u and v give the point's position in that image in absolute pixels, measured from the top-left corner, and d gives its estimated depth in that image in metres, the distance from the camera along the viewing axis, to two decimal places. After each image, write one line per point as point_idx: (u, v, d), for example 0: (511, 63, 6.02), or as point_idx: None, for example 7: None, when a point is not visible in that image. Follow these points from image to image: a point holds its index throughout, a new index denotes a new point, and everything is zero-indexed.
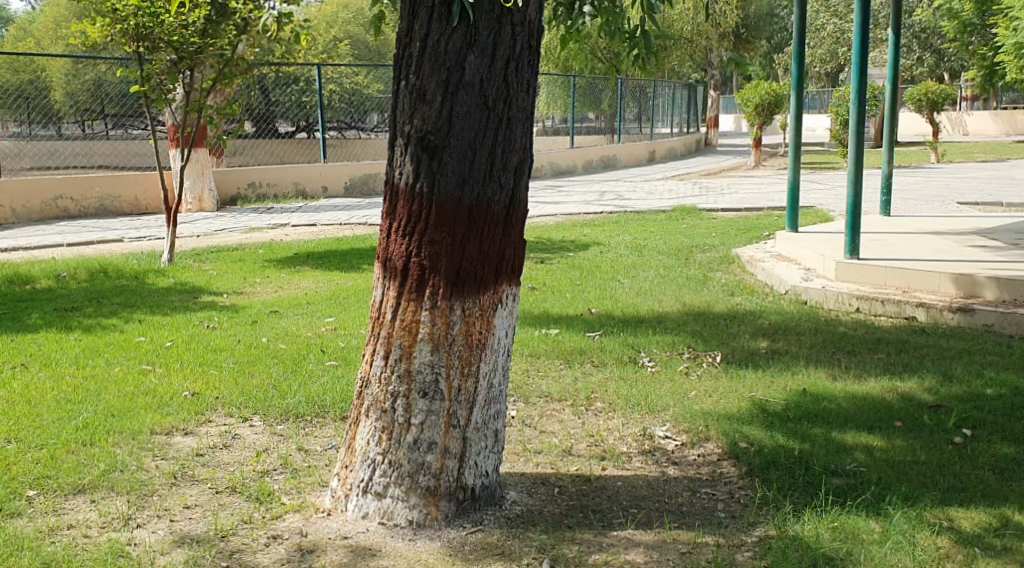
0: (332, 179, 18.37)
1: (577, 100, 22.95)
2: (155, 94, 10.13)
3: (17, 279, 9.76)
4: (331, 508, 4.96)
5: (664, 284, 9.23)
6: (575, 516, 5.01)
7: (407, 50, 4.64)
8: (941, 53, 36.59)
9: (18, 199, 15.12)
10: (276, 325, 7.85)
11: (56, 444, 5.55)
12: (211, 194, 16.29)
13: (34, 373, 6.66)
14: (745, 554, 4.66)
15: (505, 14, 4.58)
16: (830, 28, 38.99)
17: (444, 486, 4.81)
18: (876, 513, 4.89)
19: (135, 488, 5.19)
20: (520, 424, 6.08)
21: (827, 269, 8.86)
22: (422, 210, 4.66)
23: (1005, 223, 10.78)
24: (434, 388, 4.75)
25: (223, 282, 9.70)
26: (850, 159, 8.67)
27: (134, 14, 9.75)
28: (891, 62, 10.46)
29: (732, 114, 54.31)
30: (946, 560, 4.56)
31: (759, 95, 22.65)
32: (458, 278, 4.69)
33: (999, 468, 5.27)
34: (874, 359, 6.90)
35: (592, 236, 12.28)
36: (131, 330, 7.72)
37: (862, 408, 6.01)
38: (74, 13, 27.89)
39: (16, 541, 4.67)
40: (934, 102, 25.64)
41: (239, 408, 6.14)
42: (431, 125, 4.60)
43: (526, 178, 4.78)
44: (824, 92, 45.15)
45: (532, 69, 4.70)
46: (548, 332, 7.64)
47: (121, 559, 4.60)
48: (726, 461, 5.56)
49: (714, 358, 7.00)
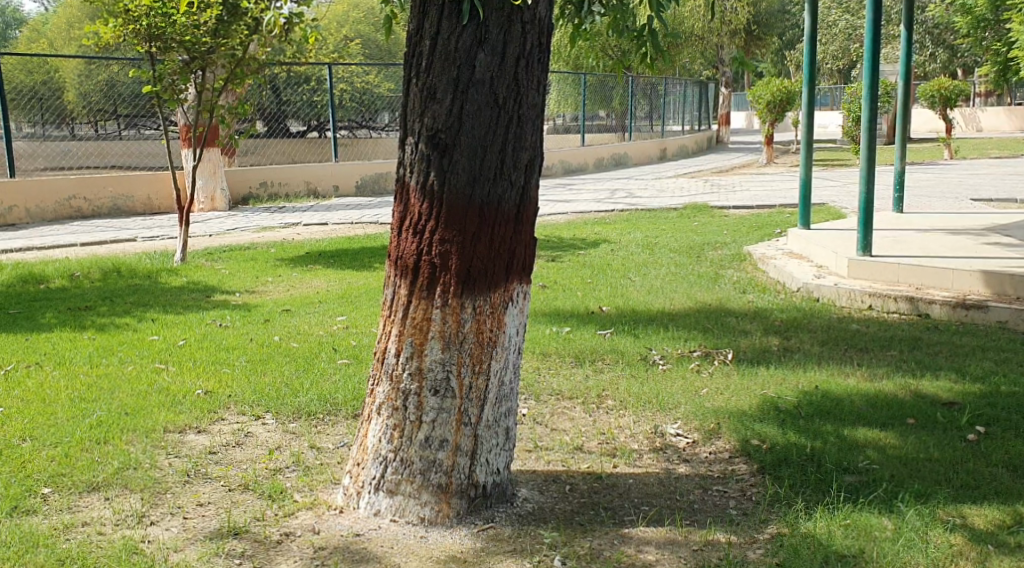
0: (343, 179, 18.41)
1: (588, 98, 22.99)
2: (167, 94, 10.17)
3: (31, 279, 9.80)
4: (343, 506, 4.97)
5: (675, 282, 9.21)
6: (587, 513, 5.02)
7: (417, 49, 4.66)
8: (954, 49, 36.52)
9: (32, 200, 15.19)
10: (288, 325, 7.87)
11: (70, 441, 5.58)
12: (223, 194, 16.33)
13: (48, 372, 6.69)
14: (758, 551, 4.66)
15: (515, 11, 4.58)
16: (841, 25, 39.06)
17: (455, 484, 4.82)
18: (888, 511, 4.88)
19: (148, 486, 5.21)
20: (531, 423, 6.09)
21: (839, 267, 8.84)
22: (433, 208, 4.67)
23: (1017, 220, 10.73)
24: (445, 386, 4.76)
25: (235, 282, 9.73)
26: (863, 156, 8.63)
27: (146, 14, 9.77)
28: (904, 58, 10.37)
29: (743, 112, 54.37)
30: (960, 558, 4.55)
31: (770, 91, 22.60)
32: (469, 276, 4.70)
33: (1012, 465, 5.27)
34: (887, 356, 6.88)
35: (603, 234, 12.26)
36: (145, 330, 7.74)
37: (875, 405, 5.99)
38: (87, 14, 28.06)
39: (31, 537, 4.70)
40: (946, 98, 25.52)
41: (251, 406, 6.17)
42: (442, 124, 4.62)
43: (537, 176, 4.79)
44: (835, 88, 45.06)
45: (542, 67, 4.70)
46: (559, 331, 7.63)
47: (136, 555, 4.62)
48: (737, 459, 5.55)
49: (725, 356, 6.99)
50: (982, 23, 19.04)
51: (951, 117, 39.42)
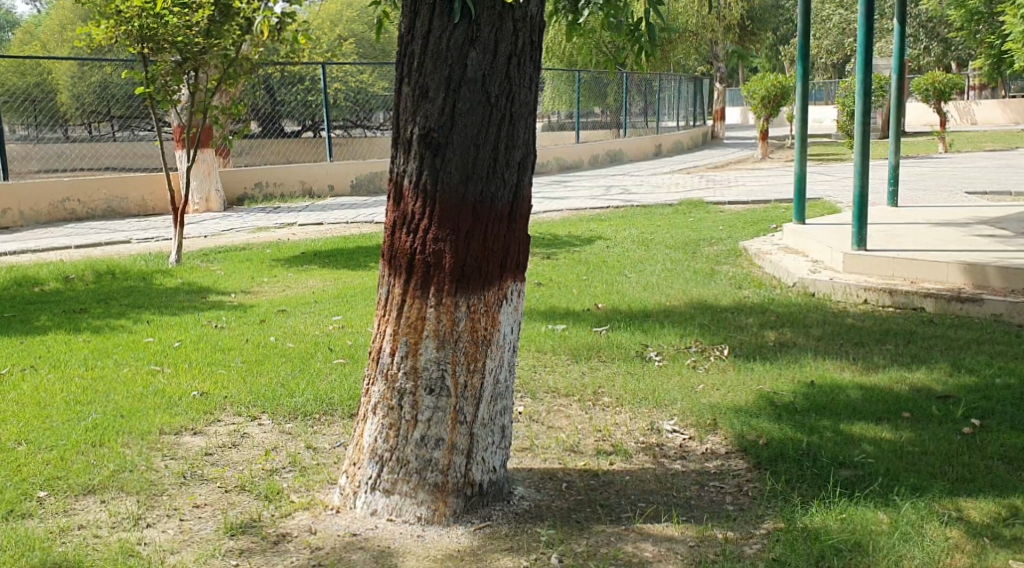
0: (338, 178, 18.38)
1: (582, 95, 23.05)
2: (160, 95, 10.14)
3: (26, 282, 9.80)
4: (339, 506, 4.97)
5: (670, 278, 9.20)
6: (584, 511, 5.01)
7: (409, 48, 4.65)
8: (948, 42, 36.59)
9: (26, 202, 15.13)
10: (284, 325, 7.86)
11: (66, 445, 5.57)
12: (218, 194, 16.36)
13: (43, 375, 6.68)
14: (755, 546, 4.66)
15: (506, 9, 4.57)
16: (835, 19, 39.31)
17: (452, 482, 4.82)
18: (884, 504, 4.89)
19: (144, 488, 5.21)
20: (528, 420, 6.09)
21: (834, 260, 8.86)
22: (426, 206, 4.67)
23: (1012, 213, 10.71)
24: (441, 385, 4.76)
25: (230, 282, 9.73)
26: (856, 150, 8.63)
27: (139, 15, 9.72)
28: (899, 50, 10.22)
29: (738, 107, 54.79)
30: (956, 551, 4.55)
31: (764, 86, 22.53)
32: (462, 274, 4.70)
33: (1007, 457, 5.27)
34: (883, 350, 6.89)
35: (599, 232, 12.22)
36: (140, 331, 7.75)
37: (871, 399, 6.00)
38: (80, 17, 28.15)
39: (27, 541, 4.69)
40: (941, 91, 25.40)
41: (248, 407, 6.16)
42: (434, 123, 4.61)
43: (528, 174, 4.78)
44: (830, 82, 45.14)
45: (533, 65, 4.69)
46: (555, 328, 7.64)
47: (132, 558, 4.62)
48: (734, 454, 5.56)
49: (721, 351, 7.00)
50: (976, 16, 18.25)
51: (947, 111, 39.52)
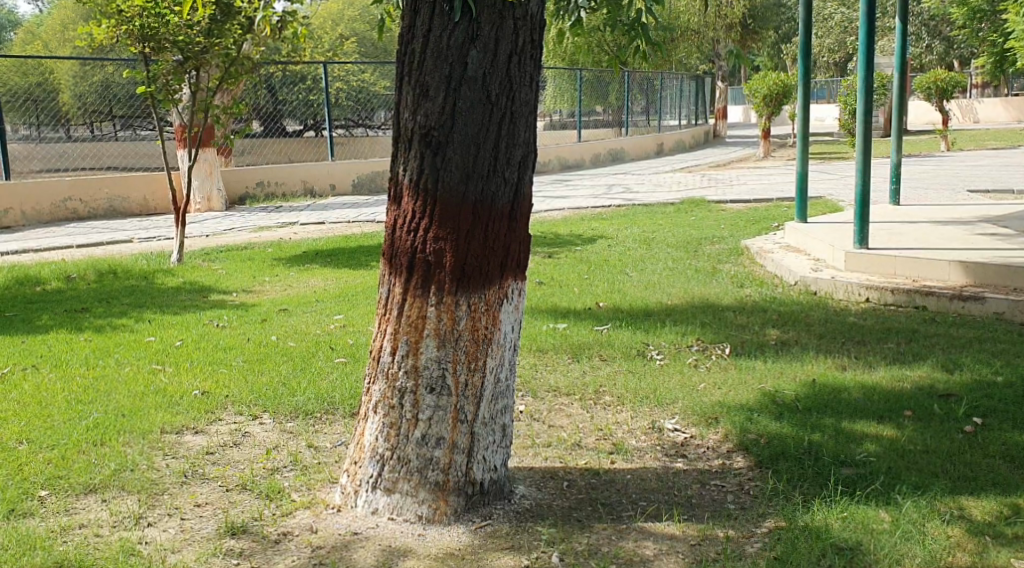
0: (339, 178, 18.38)
1: (584, 93, 22.96)
2: (162, 94, 10.19)
3: (27, 281, 9.80)
4: (340, 505, 4.97)
5: (672, 277, 9.19)
6: (585, 510, 5.01)
7: (410, 47, 4.65)
8: (951, 41, 36.64)
9: (27, 202, 15.14)
10: (285, 324, 7.85)
11: (67, 444, 5.58)
12: (220, 194, 16.36)
13: (45, 374, 6.69)
14: (755, 545, 4.66)
15: (506, 8, 4.57)
16: (837, 19, 39.39)
17: (453, 481, 4.82)
18: (885, 503, 4.88)
19: (145, 487, 5.21)
20: (529, 419, 6.09)
21: (836, 259, 8.84)
22: (426, 205, 4.67)
23: (1014, 211, 10.71)
24: (441, 383, 4.76)
25: (232, 281, 9.73)
26: (857, 149, 8.61)
27: (140, 15, 9.73)
28: (900, 49, 10.19)
29: (739, 106, 54.81)
30: (957, 549, 4.55)
31: (766, 85, 22.52)
32: (462, 273, 4.69)
33: (1009, 456, 5.27)
34: (885, 349, 6.88)
35: (601, 231, 12.22)
36: (141, 330, 7.75)
37: (872, 397, 5.99)
38: (82, 17, 28.24)
39: (28, 540, 4.69)
40: (943, 89, 25.42)
41: (249, 406, 6.16)
42: (434, 121, 4.61)
43: (528, 173, 4.78)
44: (832, 81, 45.16)
45: (534, 63, 4.69)
46: (556, 326, 7.64)
47: (133, 557, 4.62)
48: (736, 453, 5.55)
49: (722, 350, 7.00)
50: (976, 14, 18.13)
51: (949, 109, 39.56)
